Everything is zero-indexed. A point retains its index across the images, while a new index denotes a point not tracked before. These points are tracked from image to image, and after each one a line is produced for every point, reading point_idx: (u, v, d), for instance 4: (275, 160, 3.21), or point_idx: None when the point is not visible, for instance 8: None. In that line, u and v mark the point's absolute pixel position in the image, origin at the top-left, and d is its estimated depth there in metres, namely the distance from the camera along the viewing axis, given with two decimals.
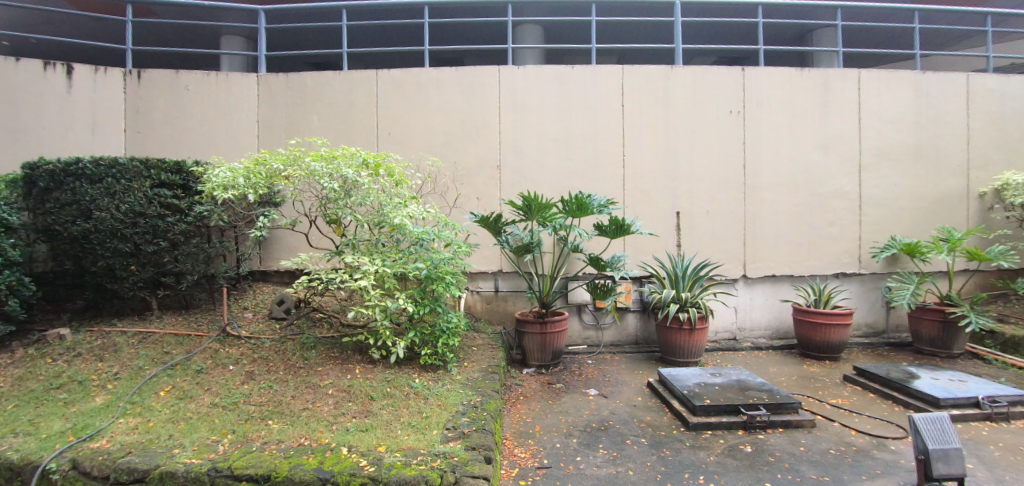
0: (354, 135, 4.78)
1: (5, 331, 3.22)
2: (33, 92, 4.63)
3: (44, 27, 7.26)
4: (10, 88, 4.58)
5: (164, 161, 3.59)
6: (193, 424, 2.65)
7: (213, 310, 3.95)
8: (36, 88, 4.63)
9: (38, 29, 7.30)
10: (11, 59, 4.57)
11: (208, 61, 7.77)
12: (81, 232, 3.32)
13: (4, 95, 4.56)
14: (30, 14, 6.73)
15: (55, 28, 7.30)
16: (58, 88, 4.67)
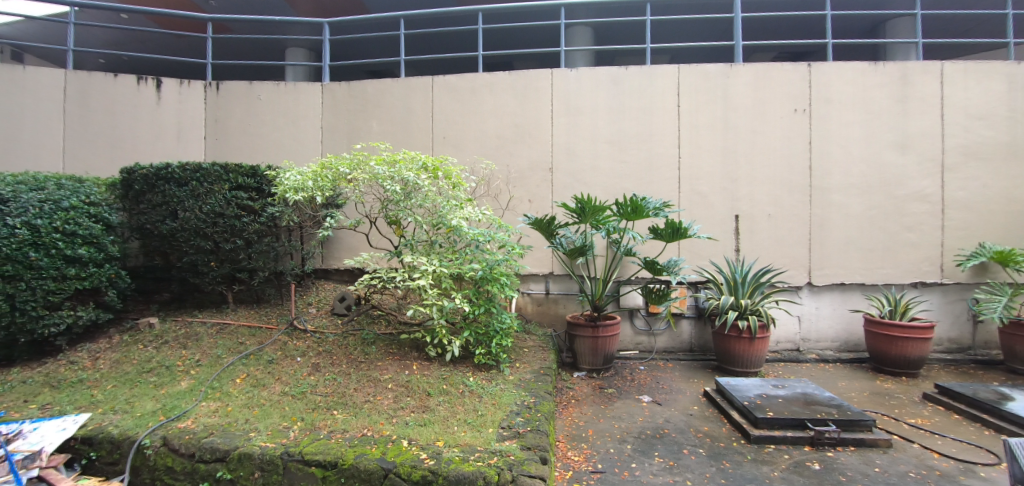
0: (411, 140, 4.96)
1: (105, 319, 3.55)
2: (130, 105, 5.14)
3: (136, 46, 8.02)
4: (110, 101, 5.12)
5: (241, 166, 3.85)
6: (266, 410, 2.84)
7: (281, 305, 4.20)
8: (131, 101, 5.15)
9: (130, 48, 8.08)
10: (111, 76, 5.11)
11: (275, 72, 8.32)
12: (170, 230, 3.64)
13: (105, 107, 5.10)
14: (126, 35, 7.47)
15: (144, 46, 8.06)
16: (149, 100, 5.17)
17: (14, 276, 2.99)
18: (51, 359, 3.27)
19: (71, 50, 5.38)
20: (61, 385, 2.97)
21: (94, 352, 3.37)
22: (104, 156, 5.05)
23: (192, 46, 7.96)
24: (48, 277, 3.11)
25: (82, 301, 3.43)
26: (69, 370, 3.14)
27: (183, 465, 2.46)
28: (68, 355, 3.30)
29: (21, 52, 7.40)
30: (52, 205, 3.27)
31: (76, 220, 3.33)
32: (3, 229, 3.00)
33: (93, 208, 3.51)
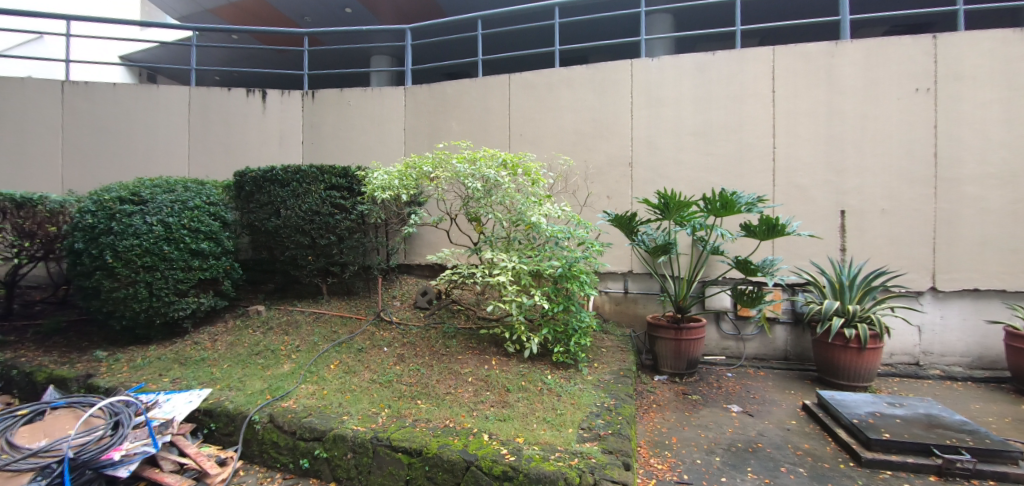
0: (488, 138, 5.04)
1: (221, 305, 3.89)
2: (241, 115, 5.74)
3: (245, 63, 8.96)
4: (225, 112, 5.75)
5: (335, 167, 4.14)
6: (357, 396, 3.01)
7: (369, 297, 4.46)
8: (242, 111, 5.75)
9: (239, 64, 9.06)
10: (226, 89, 5.74)
11: (361, 79, 8.89)
12: (275, 227, 4.00)
13: (222, 117, 5.74)
14: (238, 54, 8.37)
15: (251, 62, 8.99)
16: (257, 110, 5.74)
17: (151, 266, 3.35)
18: (179, 339, 3.67)
19: (194, 68, 6.07)
20: (187, 362, 3.33)
21: (214, 334, 3.77)
22: (221, 162, 5.70)
23: (291, 60, 8.73)
24: (177, 268, 3.46)
25: (203, 289, 3.76)
26: (194, 349, 3.52)
27: (287, 441, 2.68)
28: (192, 336, 3.70)
29: (157, 74, 8.58)
30: (181, 205, 3.63)
31: (199, 218, 3.67)
32: (143, 226, 3.35)
33: (212, 208, 3.85)
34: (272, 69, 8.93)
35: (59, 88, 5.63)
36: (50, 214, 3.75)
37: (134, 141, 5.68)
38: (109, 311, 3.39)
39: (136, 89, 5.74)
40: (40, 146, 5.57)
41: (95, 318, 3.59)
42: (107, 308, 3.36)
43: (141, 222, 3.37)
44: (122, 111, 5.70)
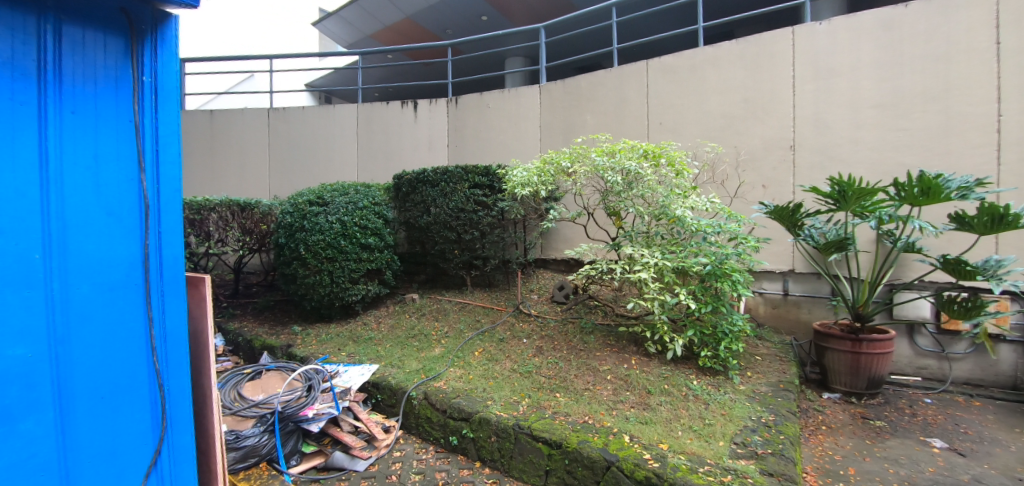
0: (624, 129, 4.92)
1: (384, 292, 4.43)
2: (396, 125, 6.48)
3: (397, 78, 10.15)
4: (384, 122, 6.55)
5: (477, 166, 4.35)
6: (500, 383, 3.15)
7: (508, 290, 4.66)
8: (397, 121, 6.48)
9: (394, 80, 10.29)
10: (385, 103, 6.53)
11: (495, 82, 9.39)
12: (427, 224, 4.43)
13: (382, 128, 6.55)
14: (391, 71, 9.52)
15: (402, 78, 10.15)
16: (410, 119, 6.42)
17: (332, 257, 3.96)
18: (352, 319, 4.28)
19: (359, 87, 7.04)
20: (359, 340, 3.87)
21: (378, 317, 4.32)
22: (381, 168, 6.52)
23: (434, 71, 9.62)
24: (351, 259, 4.03)
25: (370, 278, 4.30)
26: (364, 329, 4.08)
27: (439, 418, 2.93)
28: (362, 318, 4.28)
29: (331, 96, 10.21)
30: (353, 206, 4.19)
31: (367, 217, 4.20)
32: (326, 224, 3.97)
33: (377, 207, 4.39)
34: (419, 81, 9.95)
35: (265, 115, 7.02)
36: (262, 215, 4.67)
37: (316, 153, 6.82)
38: (303, 294, 4.09)
39: (317, 110, 6.86)
40: (254, 162, 7.05)
41: (292, 299, 4.37)
42: (302, 291, 4.06)
43: (325, 221, 3.99)
44: (307, 129, 6.89)
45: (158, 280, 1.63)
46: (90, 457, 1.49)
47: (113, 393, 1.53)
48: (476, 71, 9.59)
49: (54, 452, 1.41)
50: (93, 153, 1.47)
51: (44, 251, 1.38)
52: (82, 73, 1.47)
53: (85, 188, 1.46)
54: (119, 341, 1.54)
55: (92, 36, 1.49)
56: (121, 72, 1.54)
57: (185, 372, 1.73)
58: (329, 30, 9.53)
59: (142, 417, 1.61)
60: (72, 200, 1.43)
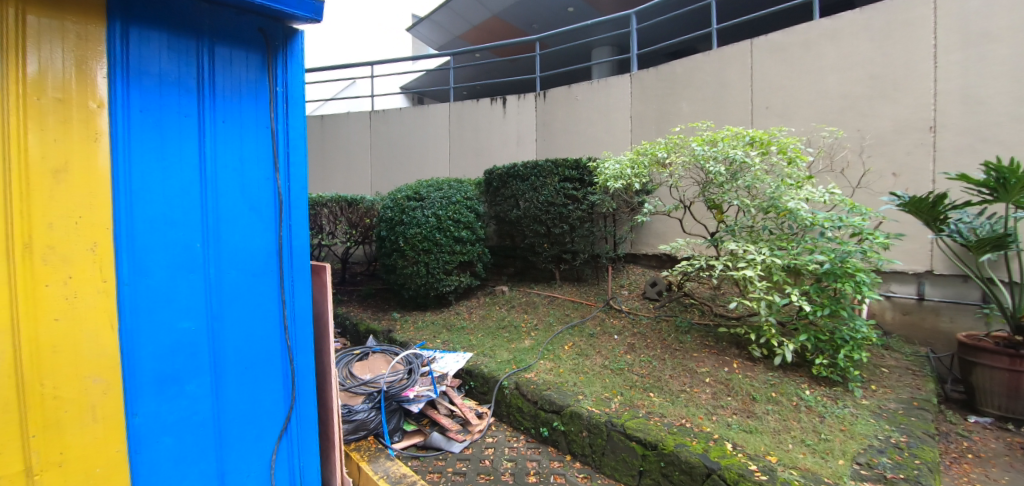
0: (725, 115, 4.61)
1: (475, 284, 4.59)
2: (486, 121, 6.66)
3: (485, 76, 10.50)
4: (474, 119, 6.77)
5: (568, 160, 4.31)
6: (590, 378, 3.12)
7: (597, 285, 4.58)
8: (487, 117, 6.67)
9: (482, 78, 10.67)
10: (475, 100, 6.75)
11: (582, 74, 9.32)
12: (517, 217, 4.53)
13: (472, 125, 6.78)
14: (478, 70, 9.86)
15: (490, 75, 10.47)
16: (499, 115, 6.57)
17: (428, 250, 4.19)
18: (445, 309, 4.50)
19: (450, 86, 7.35)
20: (452, 329, 4.06)
21: (470, 307, 4.50)
22: (471, 164, 6.75)
23: (519, 67, 9.77)
24: (445, 252, 4.22)
25: (463, 270, 4.48)
26: (457, 318, 4.27)
27: (529, 408, 2.98)
28: (455, 307, 4.49)
29: (424, 97, 10.83)
30: (447, 200, 4.40)
31: (460, 211, 4.38)
32: (423, 218, 4.20)
33: (469, 202, 4.55)
34: (506, 78, 10.19)
35: (368, 117, 7.65)
36: (366, 210, 5.06)
37: (412, 152, 7.27)
38: (402, 283, 4.39)
39: (411, 111, 7.29)
40: (359, 161, 7.75)
41: (392, 287, 4.70)
42: (401, 281, 4.35)
43: (422, 215, 4.23)
44: (404, 129, 7.37)
45: (289, 250, 2.00)
46: (241, 394, 1.88)
47: (253, 346, 1.91)
48: (561, 64, 9.55)
49: (213, 390, 1.81)
50: (241, 149, 1.83)
51: (207, 230, 1.75)
52: (233, 86, 1.81)
53: (235, 178, 1.82)
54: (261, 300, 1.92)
55: (240, 54, 1.83)
56: (259, 81, 1.88)
57: (309, 327, 2.09)
58: (421, 34, 10.31)
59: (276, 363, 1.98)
60: (227, 189, 1.80)
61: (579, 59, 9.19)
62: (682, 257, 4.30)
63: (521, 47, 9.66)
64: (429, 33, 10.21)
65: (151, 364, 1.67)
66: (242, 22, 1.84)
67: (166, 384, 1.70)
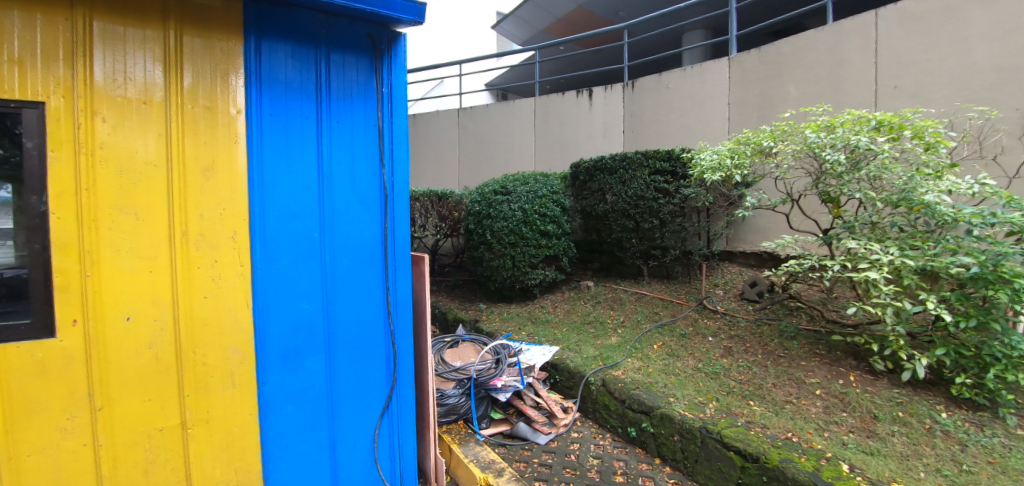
0: (842, 98, 4.12)
1: (560, 278, 4.59)
2: (572, 114, 6.61)
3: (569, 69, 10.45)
4: (559, 113, 6.76)
5: (659, 151, 4.13)
6: (682, 381, 2.98)
7: (689, 283, 4.35)
8: (572, 110, 6.62)
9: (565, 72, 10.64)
10: (560, 93, 6.73)
11: (672, 62, 8.91)
12: (604, 211, 4.46)
13: (557, 119, 6.77)
14: (562, 63, 9.81)
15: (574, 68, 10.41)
16: (585, 107, 6.48)
17: (515, 243, 4.25)
18: (530, 302, 4.56)
19: (535, 81, 7.40)
20: (537, 322, 4.10)
21: (555, 301, 4.51)
22: (556, 158, 6.74)
23: (604, 58, 9.55)
24: (531, 245, 4.25)
25: (548, 264, 4.49)
26: (541, 311, 4.31)
27: (617, 407, 2.91)
28: (539, 301, 4.53)
29: (508, 93, 11.04)
30: (533, 194, 4.43)
31: (546, 205, 4.38)
32: (509, 212, 4.28)
33: (555, 196, 4.55)
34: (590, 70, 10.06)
35: (456, 115, 8.02)
36: (455, 203, 5.29)
37: (498, 147, 7.47)
38: (489, 275, 4.52)
39: (497, 107, 7.49)
40: (449, 157, 8.16)
41: (479, 279, 4.86)
42: (488, 273, 4.48)
43: (508, 208, 4.31)
44: (491, 125, 7.59)
45: (390, 231, 2.29)
46: (348, 352, 2.21)
47: (361, 314, 2.23)
48: (649, 51, 9.14)
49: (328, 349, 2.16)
50: (350, 141, 2.19)
51: (322, 208, 2.12)
52: (346, 90, 2.18)
53: (345, 165, 2.18)
54: (366, 271, 2.24)
55: (352, 62, 2.20)
56: (366, 82, 2.23)
57: (405, 300, 2.36)
58: (506, 31, 10.55)
59: (377, 329, 2.28)
60: (338, 173, 2.16)
61: (669, 45, 8.72)
62: (788, 255, 3.95)
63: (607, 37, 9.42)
64: (513, 29, 10.41)
65: (282, 322, 2.06)
66: (355, 35, 2.21)
67: (289, 340, 2.07)
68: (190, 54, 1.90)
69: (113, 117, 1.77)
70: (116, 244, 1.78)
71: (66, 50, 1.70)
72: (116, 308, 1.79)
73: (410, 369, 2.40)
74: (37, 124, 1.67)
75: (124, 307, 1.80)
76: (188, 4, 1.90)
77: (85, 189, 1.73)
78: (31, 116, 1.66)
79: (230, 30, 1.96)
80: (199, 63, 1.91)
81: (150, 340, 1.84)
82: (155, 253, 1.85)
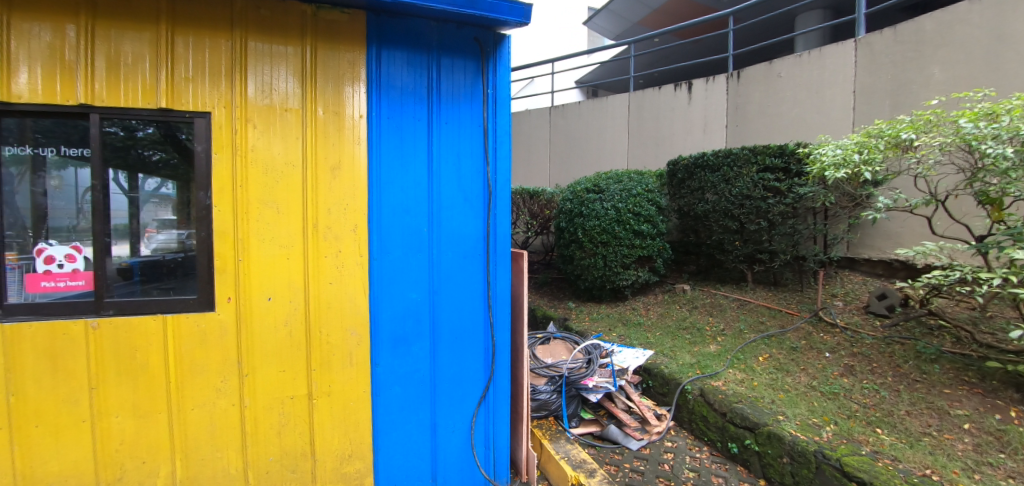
0: (1006, 79, 3.44)
1: (653, 280, 4.43)
2: (669, 109, 6.32)
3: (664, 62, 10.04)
4: (654, 108, 6.51)
5: (769, 147, 3.81)
6: (793, 398, 2.71)
7: (801, 292, 3.96)
8: (668, 105, 6.33)
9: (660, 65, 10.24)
10: (656, 88, 6.48)
11: (783, 47, 8.14)
12: (703, 211, 4.22)
13: (652, 114, 6.52)
14: (656, 55, 9.49)
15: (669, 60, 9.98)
16: (683, 101, 6.15)
17: (606, 242, 4.17)
18: (621, 303, 4.45)
19: (629, 76, 7.20)
20: (629, 324, 3.99)
21: (647, 304, 4.36)
22: (650, 154, 6.49)
23: (702, 48, 9.05)
24: (624, 245, 4.14)
25: (641, 265, 4.34)
26: (633, 313, 4.19)
27: (716, 419, 2.72)
28: (630, 302, 4.41)
29: (598, 89, 10.90)
30: (627, 193, 4.31)
31: (641, 204, 4.23)
32: (602, 211, 4.21)
33: (650, 195, 4.37)
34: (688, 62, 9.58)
35: (548, 114, 8.12)
36: (546, 201, 5.39)
37: (589, 145, 7.43)
38: (579, 274, 4.49)
39: (590, 104, 7.44)
40: (539, 156, 8.31)
41: (568, 277, 4.86)
42: (577, 272, 4.46)
43: (601, 207, 4.25)
44: (582, 123, 7.56)
45: (491, 227, 2.35)
46: (449, 341, 2.32)
47: (461, 306, 2.33)
48: (755, 38, 8.45)
49: (431, 338, 2.28)
50: (456, 141, 2.29)
51: (430, 205, 2.25)
52: (454, 92, 2.28)
53: (451, 163, 2.28)
54: (468, 265, 2.33)
55: (460, 65, 2.29)
56: (473, 84, 2.31)
57: (504, 295, 2.41)
58: (598, 26, 10.46)
59: (476, 322, 2.36)
60: (445, 172, 2.27)
61: (779, 30, 7.98)
62: (927, 265, 3.45)
63: (707, 25, 8.91)
64: (605, 24, 10.28)
65: (393, 310, 2.22)
66: (464, 39, 2.30)
67: (399, 326, 2.23)
68: (323, 65, 2.12)
69: (261, 123, 2.06)
70: (262, 233, 2.06)
71: (228, 68, 2.03)
72: (261, 289, 2.07)
73: (506, 363, 2.44)
74: (205, 130, 2.03)
75: (267, 289, 2.07)
76: (321, 20, 2.12)
77: (239, 185, 2.03)
78: (201, 124, 2.03)
79: (355, 40, 2.15)
80: (328, 73, 2.13)
81: (286, 319, 2.10)
82: (291, 242, 2.09)
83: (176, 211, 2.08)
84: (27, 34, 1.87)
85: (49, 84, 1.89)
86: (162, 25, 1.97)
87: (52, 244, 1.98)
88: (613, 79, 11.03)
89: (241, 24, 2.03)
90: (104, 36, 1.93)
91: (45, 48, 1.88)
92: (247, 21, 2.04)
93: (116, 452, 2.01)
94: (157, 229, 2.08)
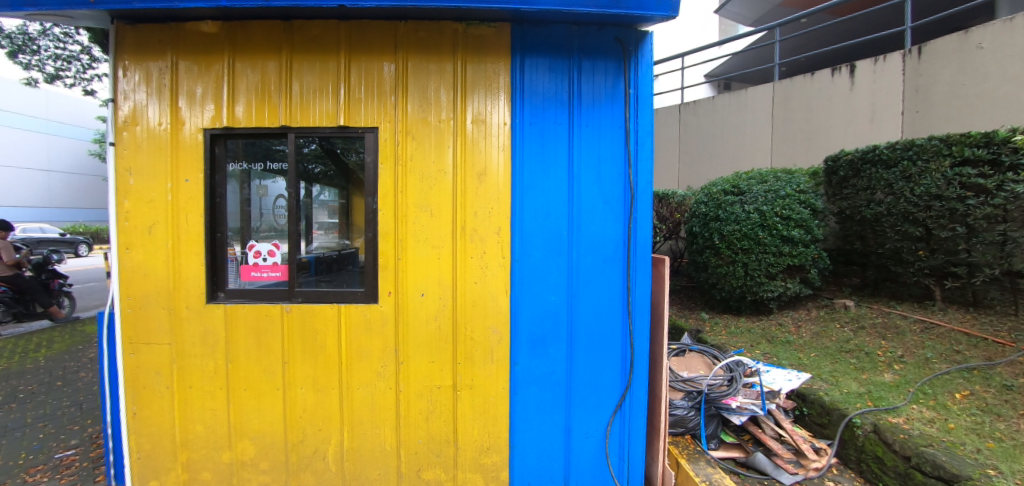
0: None
1: (806, 293, 3.92)
2: (824, 97, 5.54)
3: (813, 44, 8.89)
4: (807, 98, 5.76)
5: (971, 135, 3.12)
6: (1008, 450, 2.16)
7: (1014, 316, 3.19)
8: (825, 92, 5.54)
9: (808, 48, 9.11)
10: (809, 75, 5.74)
11: (982, 12, 6.64)
12: (873, 215, 3.66)
13: (803, 105, 5.78)
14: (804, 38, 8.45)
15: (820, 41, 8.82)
16: (843, 87, 5.35)
17: (748, 249, 3.80)
18: (763, 317, 4.02)
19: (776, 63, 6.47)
20: (775, 341, 3.58)
21: (797, 320, 3.86)
22: (799, 149, 5.76)
23: (865, 25, 7.83)
24: (770, 252, 3.73)
25: (790, 275, 3.87)
26: (779, 330, 3.74)
27: (895, 463, 2.26)
28: (776, 317, 3.95)
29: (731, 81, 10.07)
30: (774, 194, 3.88)
31: (791, 207, 3.77)
32: (743, 214, 3.85)
33: (803, 196, 3.85)
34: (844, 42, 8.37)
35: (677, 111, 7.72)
36: (677, 204, 5.18)
37: (723, 143, 6.88)
38: (713, 283, 4.17)
39: (727, 98, 6.89)
40: (665, 157, 7.94)
41: (700, 286, 4.52)
42: (713, 280, 4.15)
43: (741, 210, 3.89)
44: (716, 119, 7.03)
45: (632, 232, 2.27)
46: (585, 346, 2.30)
47: (597, 312, 2.30)
48: (939, 4, 7.05)
49: (567, 341, 2.29)
50: (597, 144, 2.27)
51: (570, 208, 2.27)
52: (595, 95, 2.27)
53: (591, 166, 2.27)
54: (607, 270, 2.29)
55: (601, 68, 2.27)
56: (614, 85, 2.27)
57: (645, 302, 2.30)
58: (732, 13, 9.70)
59: (615, 328, 2.31)
60: (585, 175, 2.26)
61: None
62: None
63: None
64: (740, 10, 9.49)
65: (534, 311, 2.28)
66: (607, 41, 2.28)
67: (538, 328, 2.28)
68: (473, 78, 2.26)
69: (419, 136, 2.27)
70: (418, 235, 2.26)
71: (392, 88, 2.27)
72: (416, 286, 2.28)
73: (644, 373, 2.34)
74: (373, 143, 2.30)
75: (421, 286, 2.28)
76: (471, 36, 2.27)
77: (400, 192, 2.26)
78: (370, 138, 2.30)
79: (501, 52, 2.26)
80: (478, 84, 2.26)
81: (436, 314, 2.28)
82: (442, 244, 2.27)
83: (335, 215, 2.53)
84: (244, 72, 2.31)
85: (259, 111, 2.31)
86: (341, 55, 2.29)
87: (258, 241, 2.47)
88: (750, 69, 10.09)
89: (403, 47, 2.27)
90: (299, 68, 2.30)
91: (257, 83, 2.30)
92: (409, 44, 2.27)
93: (300, 418, 2.38)
94: (321, 231, 2.53)
